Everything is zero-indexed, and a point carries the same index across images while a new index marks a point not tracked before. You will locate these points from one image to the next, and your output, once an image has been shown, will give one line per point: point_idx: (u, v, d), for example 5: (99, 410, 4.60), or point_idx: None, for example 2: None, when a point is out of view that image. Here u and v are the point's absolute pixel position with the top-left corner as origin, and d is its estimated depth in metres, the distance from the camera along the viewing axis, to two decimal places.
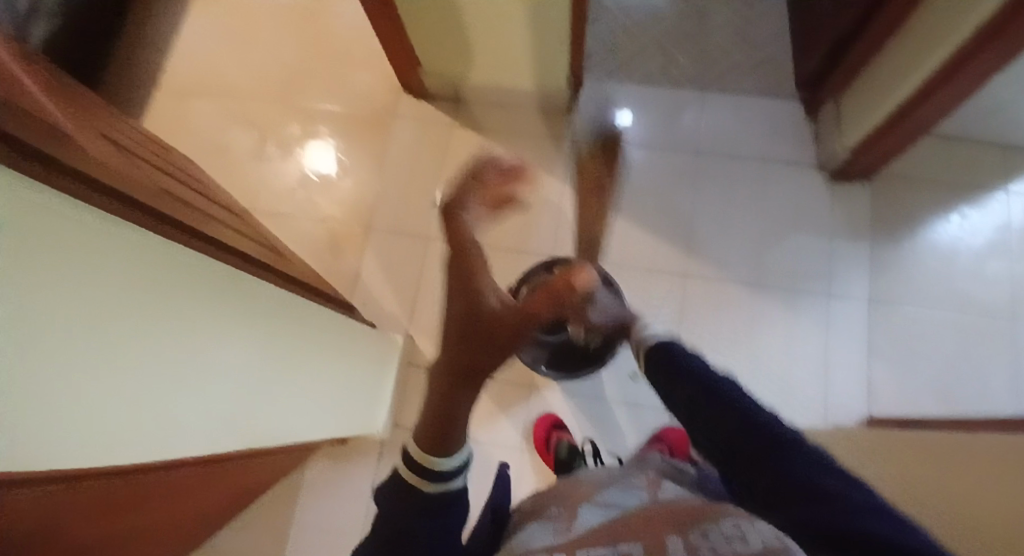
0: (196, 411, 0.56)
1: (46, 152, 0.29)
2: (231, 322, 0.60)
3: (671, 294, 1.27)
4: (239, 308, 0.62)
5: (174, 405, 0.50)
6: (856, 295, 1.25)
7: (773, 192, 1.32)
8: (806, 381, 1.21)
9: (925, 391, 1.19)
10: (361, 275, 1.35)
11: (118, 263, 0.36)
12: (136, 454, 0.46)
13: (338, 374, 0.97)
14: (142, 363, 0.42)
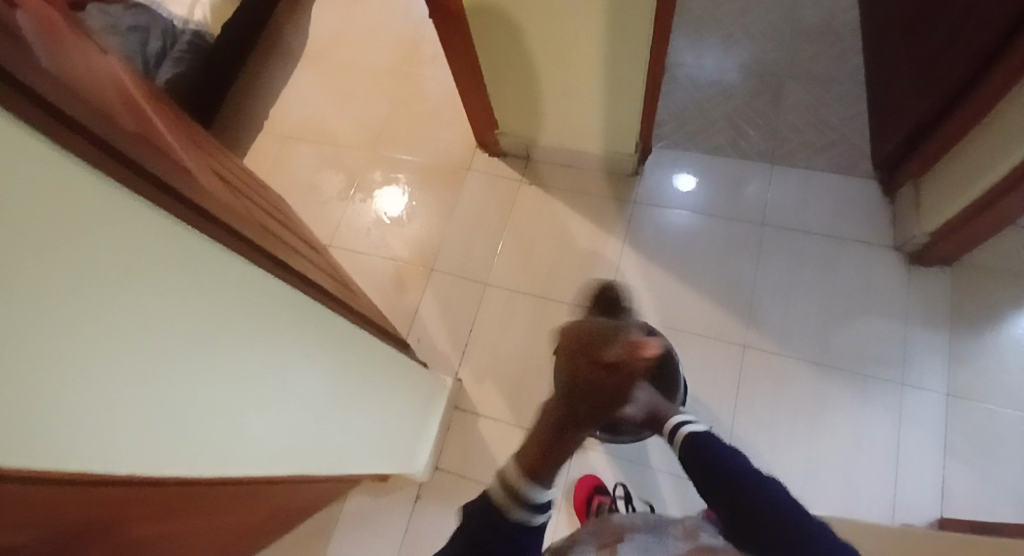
0: (225, 419, 0.55)
1: (115, 146, 0.31)
2: (284, 346, 0.60)
3: (729, 365, 1.22)
4: (292, 330, 0.62)
5: (201, 417, 0.50)
6: (932, 386, 1.16)
7: (842, 270, 1.28)
8: (874, 474, 1.12)
9: (1008, 502, 1.07)
10: (419, 314, 1.39)
11: (161, 258, 0.37)
12: (149, 463, 0.45)
13: (386, 408, 0.97)
14: (159, 354, 0.41)
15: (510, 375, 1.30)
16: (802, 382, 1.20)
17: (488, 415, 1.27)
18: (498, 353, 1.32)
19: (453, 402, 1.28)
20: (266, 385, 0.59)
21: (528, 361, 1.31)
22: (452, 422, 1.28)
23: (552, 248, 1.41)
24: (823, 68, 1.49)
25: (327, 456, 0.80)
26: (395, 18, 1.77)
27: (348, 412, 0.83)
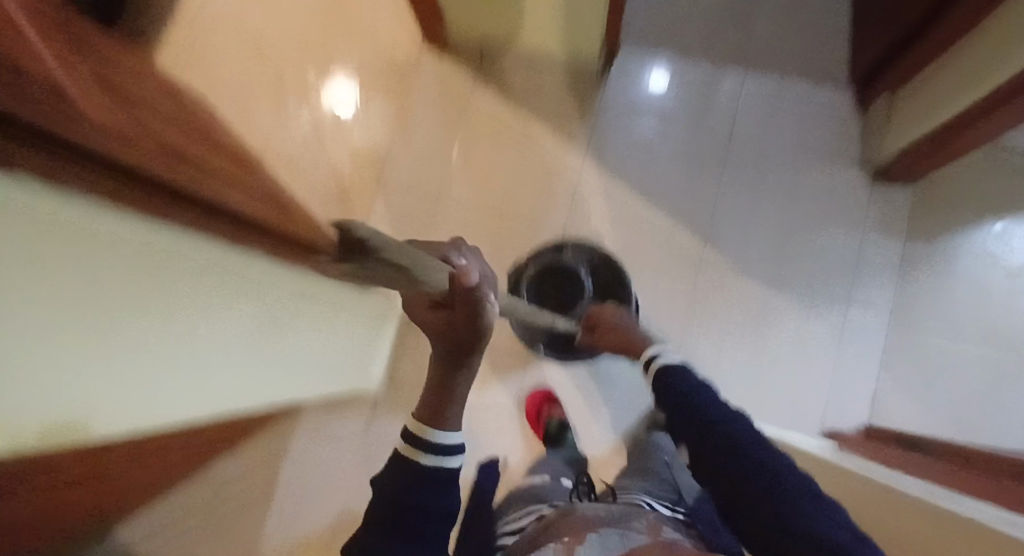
0: (113, 387, 0.46)
1: (37, 124, 0.24)
2: (211, 304, 0.54)
3: (683, 282, 1.22)
4: (229, 291, 0.56)
5: (90, 377, 0.42)
6: (876, 302, 1.19)
7: (805, 186, 1.24)
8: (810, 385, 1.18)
9: (942, 417, 1.12)
10: (368, 230, 1.30)
11: (61, 219, 0.30)
12: (27, 427, 0.38)
13: (330, 335, 0.92)
14: (31, 318, 0.33)
15: None
16: (754, 301, 1.21)
17: None
18: None
19: (406, 321, 1.25)
20: (177, 341, 0.52)
21: None
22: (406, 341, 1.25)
23: (509, 160, 1.31)
24: None
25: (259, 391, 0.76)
26: None
27: (283, 348, 0.77)
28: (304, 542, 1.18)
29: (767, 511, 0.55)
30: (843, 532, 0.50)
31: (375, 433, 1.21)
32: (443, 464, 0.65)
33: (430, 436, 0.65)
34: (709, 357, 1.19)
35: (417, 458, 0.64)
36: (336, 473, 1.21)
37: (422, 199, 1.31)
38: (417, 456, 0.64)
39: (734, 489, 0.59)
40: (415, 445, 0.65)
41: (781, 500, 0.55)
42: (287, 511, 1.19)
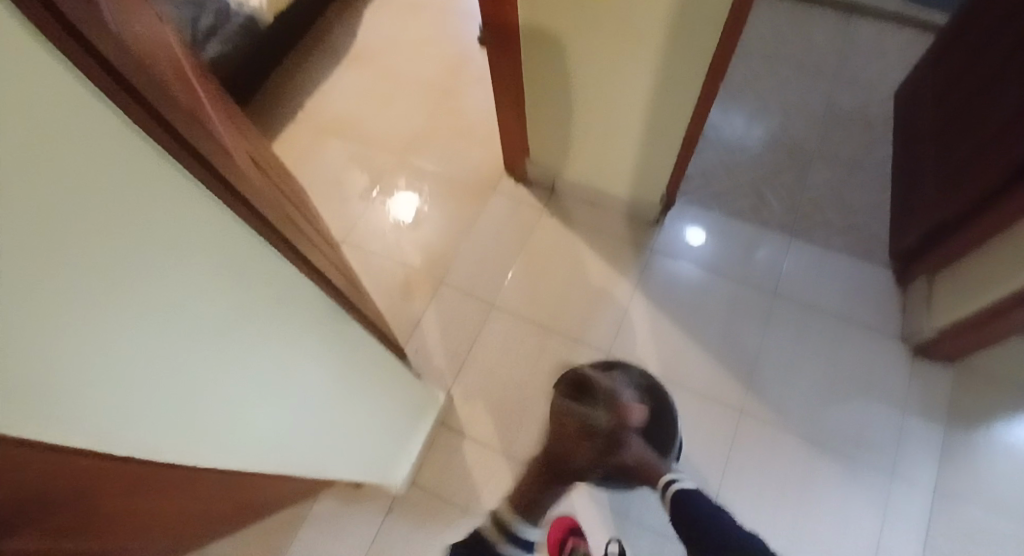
0: (184, 378, 0.47)
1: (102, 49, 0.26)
2: (268, 315, 0.57)
3: (721, 427, 1.21)
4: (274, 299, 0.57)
5: (171, 345, 0.43)
6: (921, 483, 1.14)
7: (847, 346, 1.28)
8: None
9: None
10: (421, 322, 1.37)
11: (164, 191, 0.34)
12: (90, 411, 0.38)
13: (359, 415, 0.92)
14: (129, 282, 0.35)
15: (503, 400, 1.27)
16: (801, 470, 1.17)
17: (474, 438, 1.24)
18: (493, 376, 1.30)
19: (440, 420, 1.26)
20: (239, 344, 0.53)
21: (521, 391, 1.28)
22: (436, 441, 1.24)
23: (563, 282, 1.40)
24: (850, 154, 1.53)
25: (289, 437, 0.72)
26: (446, 38, 1.80)
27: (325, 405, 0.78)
28: None
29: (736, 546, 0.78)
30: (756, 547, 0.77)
31: (388, 535, 1.16)
32: None
33: None
34: (746, 514, 1.13)
35: None
36: None
37: (477, 303, 1.38)
38: None
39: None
40: None
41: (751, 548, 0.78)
42: None
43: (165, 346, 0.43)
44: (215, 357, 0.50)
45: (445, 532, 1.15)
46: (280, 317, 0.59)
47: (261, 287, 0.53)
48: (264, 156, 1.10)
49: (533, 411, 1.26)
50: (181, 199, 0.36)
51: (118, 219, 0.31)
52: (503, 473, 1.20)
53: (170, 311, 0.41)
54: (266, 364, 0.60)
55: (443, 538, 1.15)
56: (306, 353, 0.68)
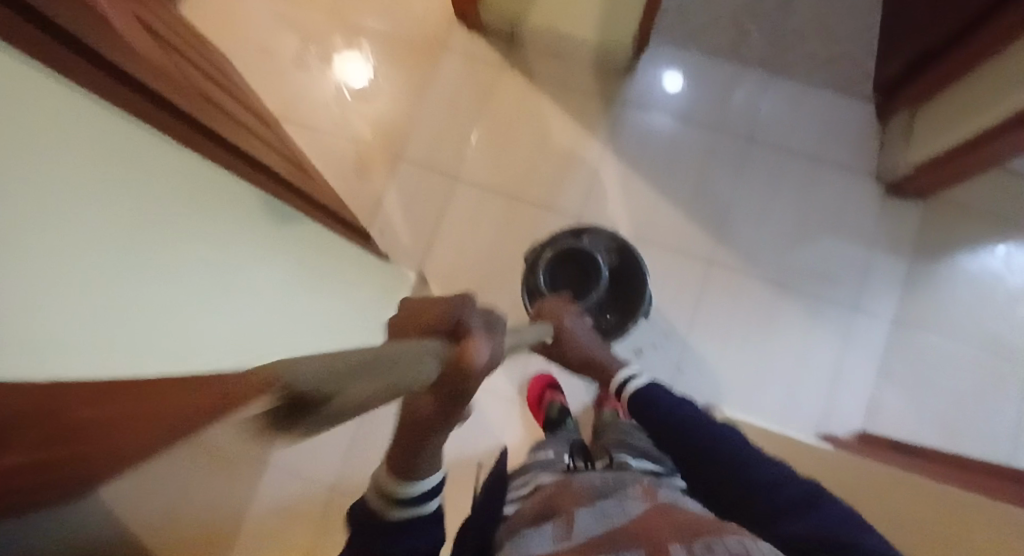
0: (142, 301, 0.44)
1: None
2: (187, 214, 0.52)
3: (692, 280, 1.22)
4: (181, 197, 0.52)
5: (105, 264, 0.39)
6: (880, 314, 1.19)
7: (820, 188, 1.26)
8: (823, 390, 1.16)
9: (927, 423, 1.14)
10: (383, 202, 1.29)
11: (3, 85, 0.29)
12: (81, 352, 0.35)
13: (331, 302, 0.91)
14: None
15: (477, 275, 1.26)
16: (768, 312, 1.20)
17: None
18: (464, 251, 1.27)
19: None
20: (180, 252, 0.50)
21: (494, 263, 1.26)
22: None
23: (530, 146, 1.31)
24: None
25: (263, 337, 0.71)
26: None
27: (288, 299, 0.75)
28: (295, 503, 1.18)
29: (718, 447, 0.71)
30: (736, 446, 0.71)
31: (378, 407, 1.22)
32: (419, 511, 0.52)
33: (402, 492, 0.51)
34: (713, 358, 1.18)
35: (388, 514, 0.51)
36: (333, 443, 1.21)
37: (439, 177, 1.30)
38: (387, 511, 0.51)
39: (516, 527, 0.56)
40: (387, 501, 0.51)
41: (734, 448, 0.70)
42: (284, 471, 1.19)
43: (100, 268, 0.39)
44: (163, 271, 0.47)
45: None
46: (202, 214, 0.55)
47: (158, 184, 0.48)
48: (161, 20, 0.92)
49: (506, 283, 1.26)
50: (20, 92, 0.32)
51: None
52: None
53: (82, 231, 0.38)
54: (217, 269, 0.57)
55: None
56: (240, 248, 0.64)
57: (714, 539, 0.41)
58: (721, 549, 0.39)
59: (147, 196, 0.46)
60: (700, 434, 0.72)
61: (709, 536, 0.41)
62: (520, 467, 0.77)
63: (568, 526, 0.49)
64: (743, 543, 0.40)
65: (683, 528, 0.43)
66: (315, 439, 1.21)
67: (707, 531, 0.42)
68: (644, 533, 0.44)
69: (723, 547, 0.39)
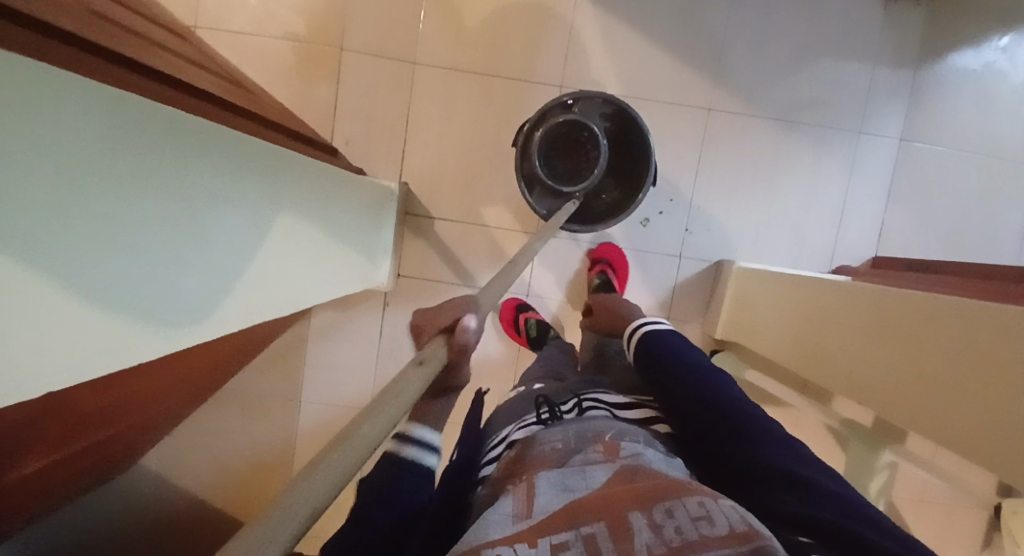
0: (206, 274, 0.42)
1: None
2: (250, 185, 0.48)
3: (692, 133, 1.14)
4: (251, 172, 0.48)
5: (179, 252, 0.36)
6: (886, 132, 1.14)
7: (818, 1, 1.13)
8: (833, 225, 1.15)
9: (936, 237, 1.15)
10: (340, 109, 1.14)
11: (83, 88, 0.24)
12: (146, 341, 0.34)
13: (329, 231, 0.84)
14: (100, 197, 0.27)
15: (463, 172, 1.16)
16: (775, 153, 1.15)
17: (445, 218, 1.18)
18: (442, 148, 1.16)
19: (403, 209, 1.17)
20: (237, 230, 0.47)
21: (479, 154, 1.16)
22: (407, 229, 1.18)
23: (489, 7, 1.12)
24: None
25: (284, 287, 0.67)
26: None
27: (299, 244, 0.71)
28: (337, 429, 1.21)
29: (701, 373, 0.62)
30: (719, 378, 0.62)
31: (394, 323, 1.20)
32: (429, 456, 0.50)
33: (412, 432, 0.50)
34: (720, 212, 1.15)
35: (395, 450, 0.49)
36: (361, 366, 1.21)
37: (395, 66, 1.13)
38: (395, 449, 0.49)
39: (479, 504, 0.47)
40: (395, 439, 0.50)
41: (712, 376, 0.62)
42: (317, 403, 1.20)
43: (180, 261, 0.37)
44: (222, 251, 0.44)
45: None
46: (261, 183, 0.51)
47: (238, 166, 0.44)
48: None
49: (497, 174, 1.16)
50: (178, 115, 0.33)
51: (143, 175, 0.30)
52: (483, 241, 1.18)
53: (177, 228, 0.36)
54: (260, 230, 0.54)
55: None
56: (273, 200, 0.59)
57: (674, 503, 0.36)
58: (680, 516, 0.35)
59: (231, 184, 0.43)
60: (685, 365, 0.63)
61: (667, 499, 0.37)
62: (502, 413, 0.68)
63: (528, 498, 0.41)
64: (702, 503, 0.36)
65: (637, 491, 0.38)
66: (340, 367, 1.20)
67: (666, 491, 0.38)
68: (598, 500, 0.38)
69: (683, 513, 0.35)
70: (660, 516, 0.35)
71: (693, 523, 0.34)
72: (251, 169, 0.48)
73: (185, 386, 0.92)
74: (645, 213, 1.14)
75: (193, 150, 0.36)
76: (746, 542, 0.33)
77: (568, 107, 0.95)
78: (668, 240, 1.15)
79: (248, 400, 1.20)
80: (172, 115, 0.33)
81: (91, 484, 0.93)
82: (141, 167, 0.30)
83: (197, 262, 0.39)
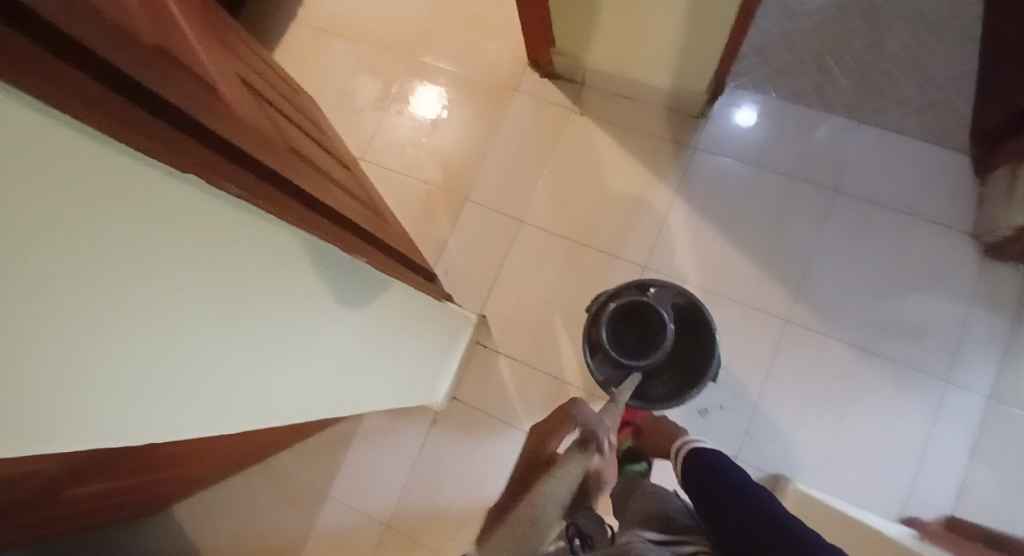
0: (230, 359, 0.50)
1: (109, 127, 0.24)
2: (302, 288, 0.58)
3: (765, 338, 1.16)
4: (306, 278, 0.58)
5: (208, 337, 0.45)
6: (977, 388, 1.08)
7: (908, 245, 1.17)
8: (909, 473, 1.06)
9: None
10: (449, 243, 1.32)
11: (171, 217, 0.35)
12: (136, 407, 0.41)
13: (400, 349, 0.95)
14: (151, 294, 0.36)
15: (537, 320, 1.26)
16: (850, 380, 1.12)
17: (510, 357, 1.25)
18: (525, 295, 1.27)
19: (476, 338, 1.27)
20: (277, 327, 0.56)
21: (556, 308, 1.26)
22: (474, 358, 1.26)
23: (595, 191, 1.30)
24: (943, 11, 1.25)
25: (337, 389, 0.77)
26: None
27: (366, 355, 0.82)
28: (349, 534, 1.21)
29: (757, 506, 0.61)
30: (774, 508, 0.60)
31: (436, 443, 1.23)
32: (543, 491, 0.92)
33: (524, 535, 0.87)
34: (784, 423, 1.11)
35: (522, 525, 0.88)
36: (392, 477, 1.23)
37: (504, 220, 1.32)
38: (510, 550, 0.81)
39: None
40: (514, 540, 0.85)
41: (767, 506, 0.61)
42: (342, 501, 1.23)
43: (205, 347, 0.45)
44: (253, 343, 0.53)
45: (487, 442, 1.21)
46: (316, 290, 0.61)
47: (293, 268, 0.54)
48: (264, 64, 0.96)
49: (567, 329, 1.24)
50: (215, 209, 0.39)
51: (164, 253, 0.35)
52: (541, 388, 1.22)
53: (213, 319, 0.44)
54: (313, 330, 0.64)
55: (485, 449, 1.21)
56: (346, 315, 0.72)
57: None
58: None
59: (279, 285, 0.53)
60: (739, 497, 0.63)
61: None
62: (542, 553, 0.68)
63: None
64: None
65: None
66: (374, 471, 1.24)
67: None
68: None
69: None
70: None
71: None
72: (307, 276, 0.58)
73: (233, 454, 0.99)
74: (705, 403, 1.13)
75: (218, 248, 0.41)
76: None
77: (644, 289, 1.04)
78: (725, 436, 1.12)
79: (283, 477, 1.25)
80: (229, 225, 0.42)
81: (115, 515, 0.99)
82: (183, 274, 0.38)
83: (210, 354, 0.46)
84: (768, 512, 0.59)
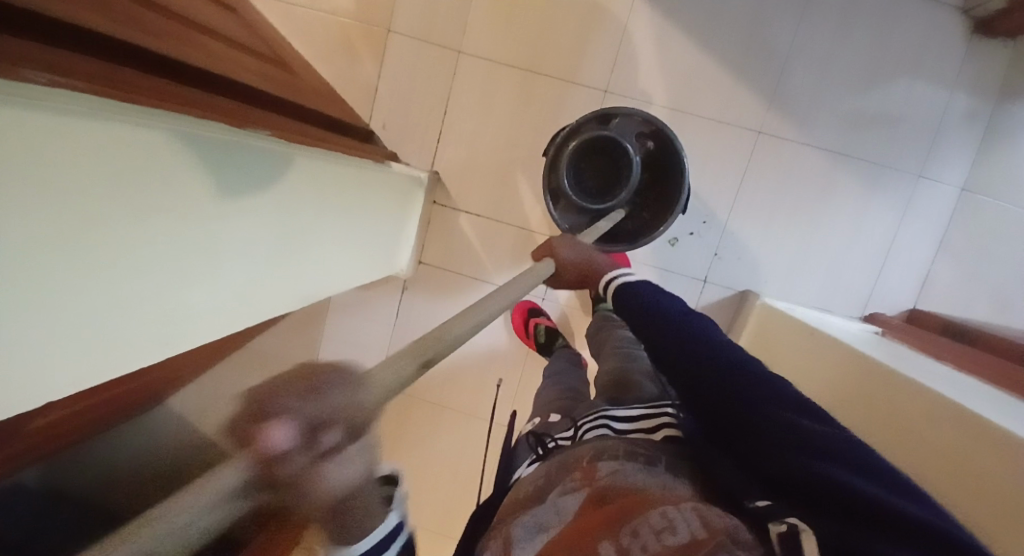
0: (125, 299, 0.44)
1: None
2: (199, 201, 0.49)
3: (738, 154, 1.08)
4: (199, 186, 0.49)
5: (74, 288, 0.38)
6: (945, 180, 1.06)
7: (896, 26, 1.03)
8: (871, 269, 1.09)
9: (980, 294, 1.06)
10: (381, 90, 1.14)
11: None
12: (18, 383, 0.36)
13: (348, 226, 0.87)
14: None
15: (493, 168, 1.15)
16: (824, 186, 1.08)
17: (471, 211, 1.17)
18: (476, 141, 1.14)
19: (431, 198, 1.18)
20: (178, 251, 0.49)
21: (512, 152, 1.14)
22: (433, 218, 1.19)
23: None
24: None
25: (279, 288, 0.71)
26: None
27: (301, 245, 0.73)
28: None
29: (690, 335, 0.52)
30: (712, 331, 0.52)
31: (410, 307, 1.22)
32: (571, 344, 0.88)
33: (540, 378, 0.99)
34: (753, 240, 1.10)
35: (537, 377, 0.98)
36: (374, 344, 1.25)
37: (438, 53, 1.11)
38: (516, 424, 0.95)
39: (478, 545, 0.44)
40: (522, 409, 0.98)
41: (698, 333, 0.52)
42: None
43: (75, 296, 0.38)
44: (149, 276, 0.46)
45: (461, 300, 1.20)
46: (220, 195, 0.53)
47: (172, 175, 0.45)
48: None
49: (527, 174, 1.15)
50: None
51: None
52: (508, 238, 1.18)
53: (69, 268, 0.37)
54: (228, 243, 0.57)
55: (460, 305, 1.21)
56: (261, 211, 0.61)
57: (637, 519, 0.33)
58: (643, 534, 0.31)
59: (163, 207, 0.44)
60: (671, 324, 0.54)
61: (631, 516, 0.33)
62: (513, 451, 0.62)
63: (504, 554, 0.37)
64: (665, 512, 0.33)
65: (606, 512, 0.34)
66: (354, 342, 1.25)
67: (629, 508, 0.34)
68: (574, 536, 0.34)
69: (645, 528, 0.32)
70: (626, 538, 0.32)
71: (656, 536, 0.31)
72: (198, 180, 0.48)
73: (198, 357, 0.96)
74: (675, 232, 1.11)
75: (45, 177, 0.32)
76: (712, 547, 0.30)
77: (605, 120, 0.92)
78: (695, 260, 1.12)
79: None
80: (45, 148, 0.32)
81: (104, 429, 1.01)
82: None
83: (88, 300, 0.40)
84: (703, 338, 0.51)
